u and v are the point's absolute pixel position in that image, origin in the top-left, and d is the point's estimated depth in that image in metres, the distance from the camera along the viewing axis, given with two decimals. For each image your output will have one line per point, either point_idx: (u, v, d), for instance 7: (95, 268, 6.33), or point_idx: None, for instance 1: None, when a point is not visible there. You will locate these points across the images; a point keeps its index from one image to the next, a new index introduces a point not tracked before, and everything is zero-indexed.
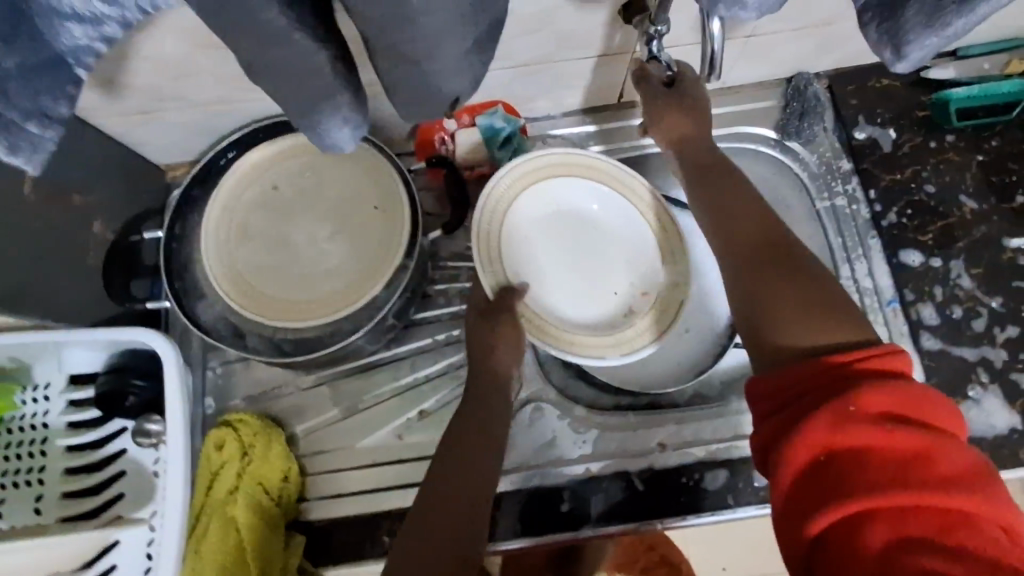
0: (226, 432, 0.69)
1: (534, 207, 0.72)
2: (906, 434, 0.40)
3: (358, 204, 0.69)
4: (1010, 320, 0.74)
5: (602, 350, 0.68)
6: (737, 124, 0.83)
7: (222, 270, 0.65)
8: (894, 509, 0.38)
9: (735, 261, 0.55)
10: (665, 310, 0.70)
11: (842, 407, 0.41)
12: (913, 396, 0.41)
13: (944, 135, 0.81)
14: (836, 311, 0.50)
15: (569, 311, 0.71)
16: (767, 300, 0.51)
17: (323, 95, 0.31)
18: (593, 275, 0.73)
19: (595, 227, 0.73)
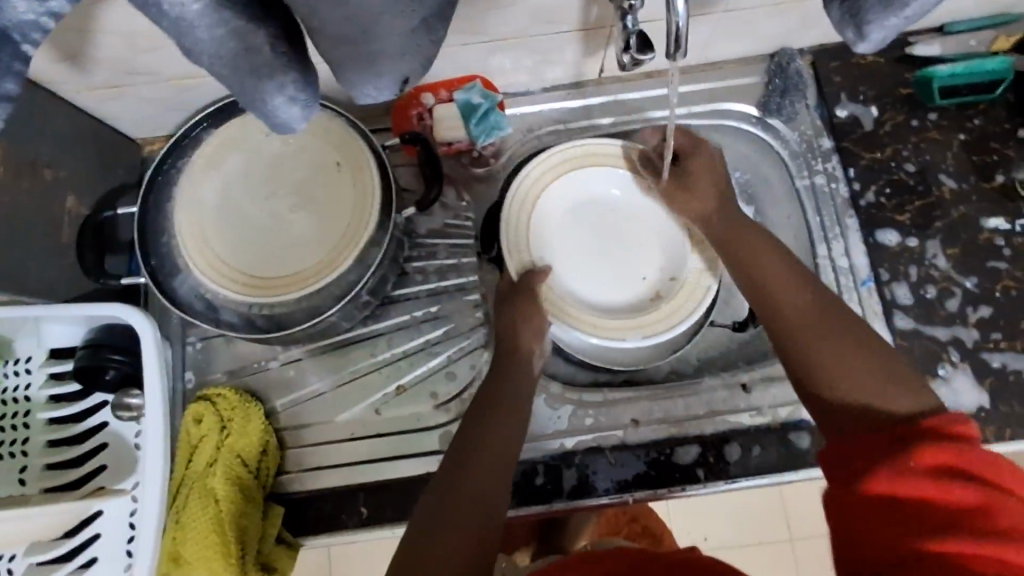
0: (204, 405, 0.70)
1: (563, 200, 0.77)
2: (967, 487, 0.40)
3: (326, 170, 0.69)
4: (984, 301, 0.74)
5: (624, 332, 0.72)
6: (718, 101, 0.83)
7: (204, 252, 0.66)
8: (954, 556, 0.38)
9: (794, 331, 0.56)
10: (688, 292, 0.73)
11: (900, 463, 0.42)
12: (973, 454, 0.42)
13: (927, 113, 0.80)
14: (895, 376, 0.51)
15: (594, 298, 0.75)
16: (823, 367, 0.53)
17: (268, 74, 0.31)
18: (621, 263, 0.77)
19: (620, 218, 0.77)
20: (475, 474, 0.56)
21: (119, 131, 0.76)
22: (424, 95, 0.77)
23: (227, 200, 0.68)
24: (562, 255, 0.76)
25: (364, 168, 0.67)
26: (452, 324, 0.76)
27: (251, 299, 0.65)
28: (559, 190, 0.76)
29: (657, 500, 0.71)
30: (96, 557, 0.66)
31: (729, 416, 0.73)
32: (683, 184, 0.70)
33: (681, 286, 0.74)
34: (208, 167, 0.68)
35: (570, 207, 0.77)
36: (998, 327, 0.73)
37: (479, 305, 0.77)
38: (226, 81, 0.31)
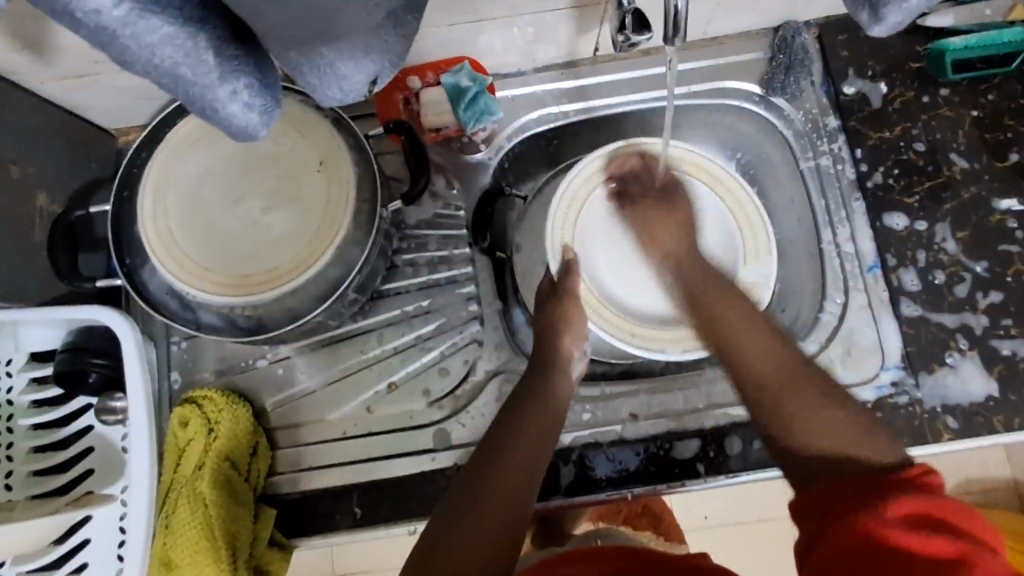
0: (190, 408, 0.69)
1: (610, 205, 0.75)
2: (934, 537, 0.39)
3: (299, 166, 0.65)
4: (994, 286, 0.72)
5: (662, 343, 0.69)
6: (719, 79, 0.79)
7: (175, 250, 0.63)
8: None
9: (767, 388, 0.55)
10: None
11: (872, 514, 0.41)
12: (943, 504, 0.41)
13: (938, 89, 0.77)
14: (865, 433, 0.49)
15: (637, 304, 0.73)
16: (783, 413, 0.52)
17: (216, 80, 0.28)
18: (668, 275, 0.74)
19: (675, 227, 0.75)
20: (506, 483, 0.54)
21: (92, 123, 0.73)
22: (409, 78, 0.73)
23: (198, 195, 0.65)
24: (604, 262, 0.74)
25: (339, 162, 0.64)
26: (444, 318, 0.74)
27: (225, 300, 0.63)
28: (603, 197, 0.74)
29: (671, 493, 0.70)
30: (87, 562, 0.65)
31: (730, 410, 0.71)
32: (657, 222, 0.71)
33: None
34: (176, 164, 0.65)
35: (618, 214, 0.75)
36: (1008, 313, 0.71)
37: (472, 299, 0.75)
38: (171, 89, 0.28)
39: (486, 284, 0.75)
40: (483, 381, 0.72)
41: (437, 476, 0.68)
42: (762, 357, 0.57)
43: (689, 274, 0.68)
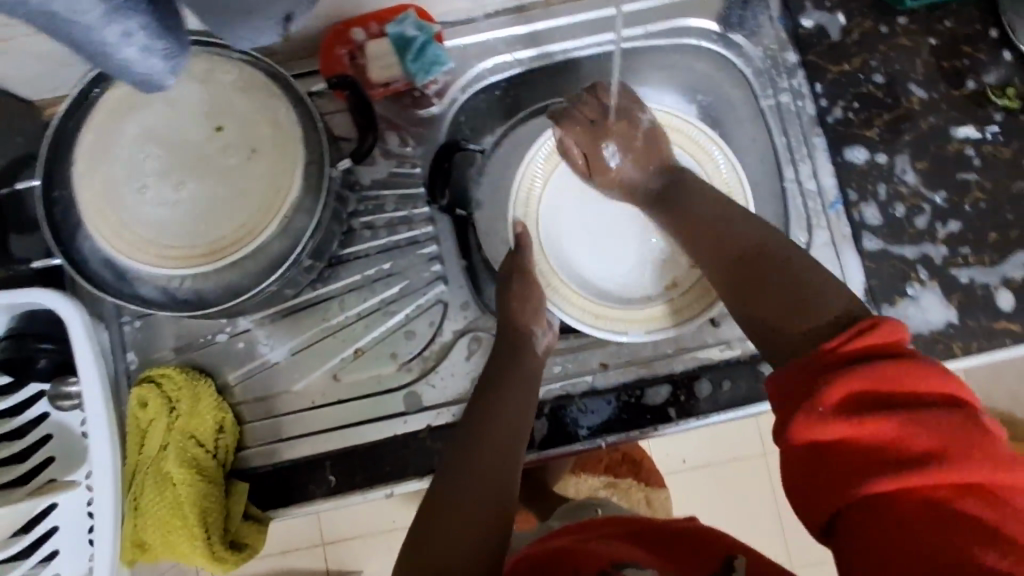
0: (148, 388, 0.67)
1: (568, 188, 0.74)
2: (871, 419, 0.38)
3: (240, 130, 0.62)
4: (953, 215, 0.72)
5: (626, 326, 0.69)
6: (678, 17, 0.76)
7: (107, 219, 0.60)
8: (883, 495, 0.36)
9: (742, 269, 0.56)
10: (700, 295, 0.70)
11: (809, 409, 0.40)
12: (886, 378, 0.39)
13: (896, 17, 0.75)
14: (813, 296, 0.50)
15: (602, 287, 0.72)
16: (760, 312, 0.52)
17: (102, 19, 0.25)
18: (633, 257, 0.74)
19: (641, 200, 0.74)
20: (488, 458, 0.54)
21: (13, 94, 0.68)
22: (353, 29, 0.70)
23: (126, 159, 0.61)
24: (570, 251, 0.73)
25: (287, 128, 0.62)
26: (407, 281, 0.72)
27: (163, 269, 0.60)
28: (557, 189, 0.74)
29: (645, 439, 0.70)
30: (58, 549, 0.63)
31: (698, 353, 0.71)
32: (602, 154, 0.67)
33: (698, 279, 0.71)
34: (105, 133, 0.61)
35: (580, 200, 0.74)
36: (967, 242, 0.71)
37: (435, 259, 0.73)
38: (47, 27, 0.25)
39: (448, 244, 0.73)
40: (452, 340, 0.71)
41: (409, 439, 0.68)
42: (725, 246, 0.58)
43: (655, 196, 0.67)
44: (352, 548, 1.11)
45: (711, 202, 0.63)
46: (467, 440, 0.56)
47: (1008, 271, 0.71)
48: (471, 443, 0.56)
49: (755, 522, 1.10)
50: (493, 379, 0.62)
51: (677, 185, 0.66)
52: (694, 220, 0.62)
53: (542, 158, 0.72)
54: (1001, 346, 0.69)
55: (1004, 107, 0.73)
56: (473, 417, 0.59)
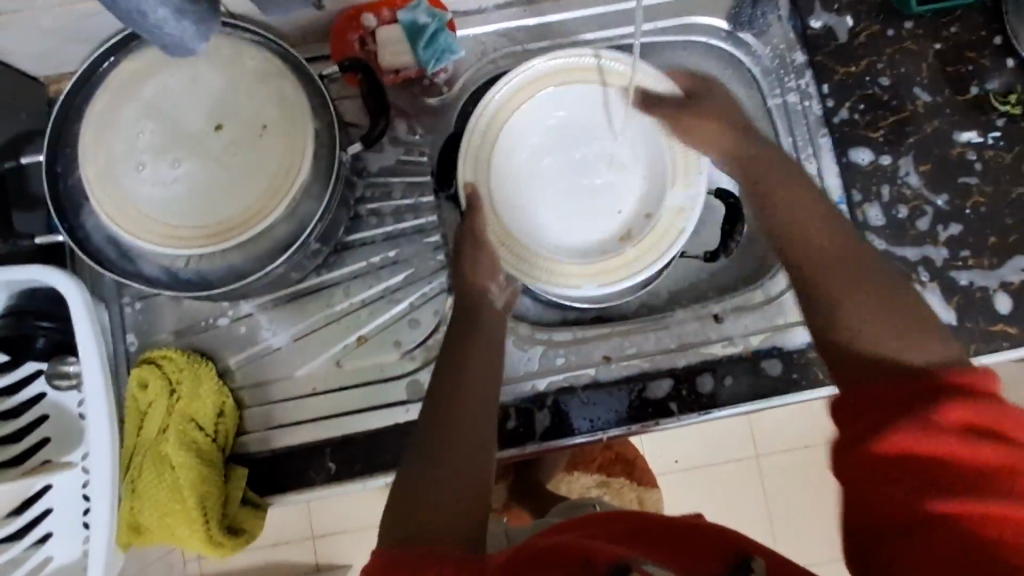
0: (148, 370, 0.66)
1: (516, 150, 0.72)
2: (987, 445, 0.39)
3: (251, 113, 0.62)
4: (954, 218, 0.73)
5: (580, 280, 0.68)
6: (688, 14, 0.77)
7: (113, 199, 0.59)
8: (975, 516, 0.37)
9: (824, 264, 0.53)
10: (654, 237, 0.69)
11: (924, 419, 0.40)
12: (1006, 414, 0.40)
13: (903, 22, 0.76)
14: (927, 332, 0.48)
15: (559, 238, 0.71)
16: (849, 309, 0.50)
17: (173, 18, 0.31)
18: (588, 210, 0.72)
19: (589, 154, 0.72)
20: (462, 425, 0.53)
21: (17, 68, 0.67)
22: (364, 15, 0.70)
23: (134, 138, 0.61)
24: (524, 211, 0.71)
25: (297, 110, 0.61)
26: (412, 270, 0.72)
27: (167, 249, 0.59)
28: (506, 152, 0.70)
29: (646, 432, 0.70)
30: (51, 531, 0.62)
31: (702, 348, 0.71)
32: (699, 126, 0.66)
33: (654, 226, 0.69)
34: (111, 113, 0.61)
35: (530, 160, 0.72)
36: (967, 244, 0.72)
37: (439, 248, 0.72)
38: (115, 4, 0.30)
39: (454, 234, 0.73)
40: None
41: (410, 427, 0.68)
42: (819, 233, 0.55)
43: (740, 158, 0.64)
44: (343, 541, 1.10)
45: (785, 180, 0.60)
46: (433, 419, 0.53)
47: (1007, 275, 0.71)
48: (438, 426, 0.52)
49: (747, 522, 1.11)
50: (455, 355, 0.58)
51: (745, 157, 0.64)
52: (785, 206, 0.58)
53: (495, 106, 0.69)
54: (999, 349, 0.70)
55: (1006, 113, 0.74)
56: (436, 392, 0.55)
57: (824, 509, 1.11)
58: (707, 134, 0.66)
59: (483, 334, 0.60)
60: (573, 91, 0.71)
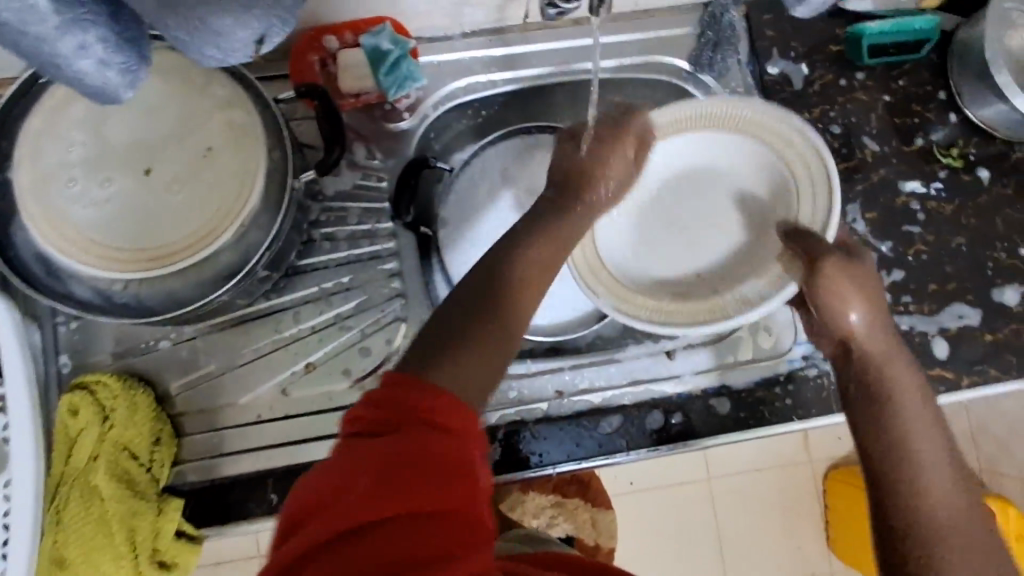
0: (80, 396, 0.63)
1: (680, 162, 0.68)
2: None
3: (200, 136, 0.61)
4: (898, 265, 0.76)
5: (609, 291, 0.63)
6: (650, 53, 0.78)
7: (51, 220, 0.58)
8: None
9: (934, 523, 0.46)
10: (707, 308, 0.63)
11: None
12: None
13: (855, 72, 0.79)
14: None
15: (635, 253, 0.67)
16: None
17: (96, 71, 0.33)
18: (694, 248, 0.68)
19: (739, 208, 0.68)
20: (477, 343, 0.45)
21: None
22: (326, 37, 0.69)
23: (77, 158, 0.60)
24: (636, 215, 0.68)
25: (249, 136, 0.61)
26: (365, 296, 0.71)
27: (107, 271, 0.58)
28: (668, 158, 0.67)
29: (595, 468, 0.70)
30: None
31: (652, 385, 0.72)
32: (839, 288, 0.55)
33: (709, 301, 0.64)
34: (49, 129, 0.59)
35: (678, 182, 0.69)
36: (909, 291, 0.75)
37: (395, 275, 0.72)
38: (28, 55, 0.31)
39: (411, 262, 0.72)
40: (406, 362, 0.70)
41: None
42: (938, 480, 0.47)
43: (859, 350, 0.54)
44: None
45: (915, 402, 0.51)
46: (433, 351, 0.45)
47: (944, 321, 0.74)
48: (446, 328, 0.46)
49: (696, 546, 1.12)
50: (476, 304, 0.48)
51: (858, 356, 0.54)
52: (906, 433, 0.49)
53: (683, 116, 0.65)
54: (936, 393, 0.72)
55: (948, 165, 0.78)
56: (439, 337, 0.46)
57: (771, 536, 1.13)
58: (840, 297, 0.55)
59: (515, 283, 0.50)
60: (753, 150, 0.65)
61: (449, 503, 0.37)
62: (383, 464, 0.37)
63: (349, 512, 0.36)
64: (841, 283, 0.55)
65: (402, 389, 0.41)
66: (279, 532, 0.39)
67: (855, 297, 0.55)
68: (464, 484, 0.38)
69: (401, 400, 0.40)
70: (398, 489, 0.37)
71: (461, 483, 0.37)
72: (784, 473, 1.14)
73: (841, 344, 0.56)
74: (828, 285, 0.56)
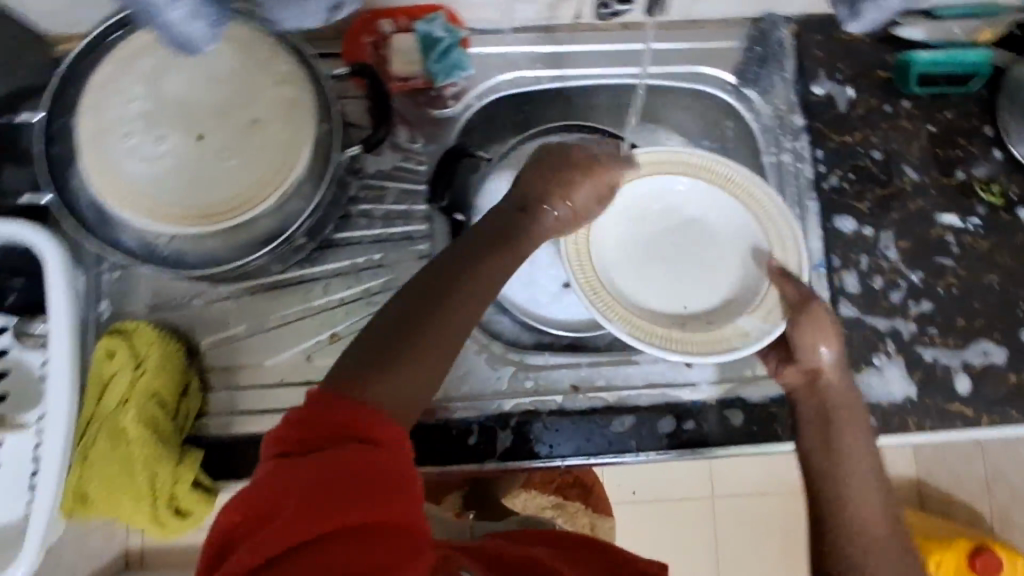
0: (117, 340, 0.66)
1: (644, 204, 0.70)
2: None
3: (254, 106, 0.64)
4: (926, 296, 0.75)
5: (615, 316, 0.63)
6: (697, 63, 0.79)
7: (108, 172, 0.61)
8: None
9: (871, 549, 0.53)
10: (706, 342, 0.64)
11: None
12: None
13: (901, 100, 0.79)
14: None
15: (626, 289, 0.67)
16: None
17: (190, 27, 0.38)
18: (682, 284, 0.69)
19: (708, 245, 0.70)
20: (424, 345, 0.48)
21: (28, 24, 0.67)
22: (381, 20, 0.72)
23: (137, 116, 0.63)
24: (615, 251, 0.69)
25: (302, 107, 0.64)
26: (395, 274, 0.72)
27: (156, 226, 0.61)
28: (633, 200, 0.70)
29: (602, 465, 0.71)
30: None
31: (667, 390, 0.72)
32: (814, 333, 0.61)
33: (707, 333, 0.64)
34: (115, 87, 0.63)
35: (647, 223, 0.70)
36: (935, 323, 0.74)
37: (425, 257, 0.73)
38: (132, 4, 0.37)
39: (442, 247, 0.74)
40: None
41: None
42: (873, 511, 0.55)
43: (815, 388, 0.61)
44: None
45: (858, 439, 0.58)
46: (370, 363, 0.47)
47: (969, 357, 0.73)
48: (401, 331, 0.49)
49: (693, 563, 1.12)
50: (417, 305, 0.50)
51: (821, 390, 0.61)
52: (850, 472, 0.56)
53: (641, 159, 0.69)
54: (953, 428, 0.72)
55: (987, 201, 0.77)
56: (383, 351, 0.48)
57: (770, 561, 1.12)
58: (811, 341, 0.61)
59: (464, 280, 0.52)
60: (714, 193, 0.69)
61: (380, 516, 0.39)
62: (321, 482, 0.40)
63: (285, 534, 0.39)
64: (824, 321, 0.61)
65: (334, 409, 0.43)
66: (212, 546, 0.42)
67: (826, 340, 0.61)
68: (399, 499, 0.40)
69: (329, 421, 0.42)
70: (328, 510, 0.39)
71: (388, 497, 0.40)
72: (789, 499, 1.13)
73: (807, 378, 0.62)
74: (803, 332, 0.61)
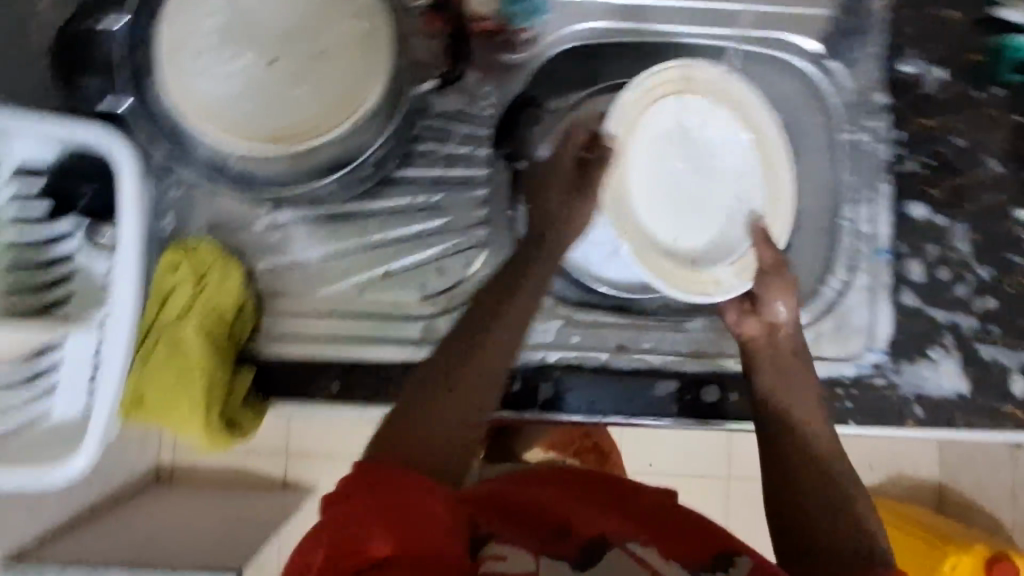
0: (180, 255, 0.67)
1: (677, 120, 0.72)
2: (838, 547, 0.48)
3: (323, 38, 0.68)
4: (992, 292, 0.73)
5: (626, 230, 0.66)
6: (780, 29, 0.76)
7: (187, 89, 0.66)
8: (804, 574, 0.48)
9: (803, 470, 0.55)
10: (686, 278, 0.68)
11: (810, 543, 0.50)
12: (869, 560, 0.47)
13: (992, 86, 0.75)
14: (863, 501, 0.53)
15: (635, 198, 0.70)
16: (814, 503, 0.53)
17: None
18: (682, 210, 0.71)
19: (714, 182, 0.73)
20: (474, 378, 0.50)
21: None
22: None
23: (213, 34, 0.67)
24: (638, 157, 0.70)
25: (374, 46, 0.68)
26: (451, 217, 0.73)
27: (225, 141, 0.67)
28: (671, 111, 0.71)
29: (640, 426, 0.71)
30: (58, 384, 0.62)
31: (711, 359, 0.72)
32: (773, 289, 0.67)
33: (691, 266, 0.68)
34: (197, 6, 0.66)
35: (672, 139, 0.72)
36: (998, 321, 0.72)
37: (483, 204, 0.73)
38: None
39: (501, 195, 0.73)
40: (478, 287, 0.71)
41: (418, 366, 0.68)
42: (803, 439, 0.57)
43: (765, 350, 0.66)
44: (317, 464, 1.13)
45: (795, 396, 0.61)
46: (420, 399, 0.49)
47: None
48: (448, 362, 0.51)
49: None
50: (456, 352, 0.51)
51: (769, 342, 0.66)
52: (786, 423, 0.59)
53: (692, 76, 0.71)
54: (1002, 429, 0.70)
55: None
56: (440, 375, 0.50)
57: None
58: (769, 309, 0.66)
59: (515, 295, 0.55)
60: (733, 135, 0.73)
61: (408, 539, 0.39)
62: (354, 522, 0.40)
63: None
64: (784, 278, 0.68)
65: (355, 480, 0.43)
66: None
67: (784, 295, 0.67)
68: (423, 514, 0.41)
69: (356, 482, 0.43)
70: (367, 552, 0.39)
71: (408, 507, 0.41)
72: None
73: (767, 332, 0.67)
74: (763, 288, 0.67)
